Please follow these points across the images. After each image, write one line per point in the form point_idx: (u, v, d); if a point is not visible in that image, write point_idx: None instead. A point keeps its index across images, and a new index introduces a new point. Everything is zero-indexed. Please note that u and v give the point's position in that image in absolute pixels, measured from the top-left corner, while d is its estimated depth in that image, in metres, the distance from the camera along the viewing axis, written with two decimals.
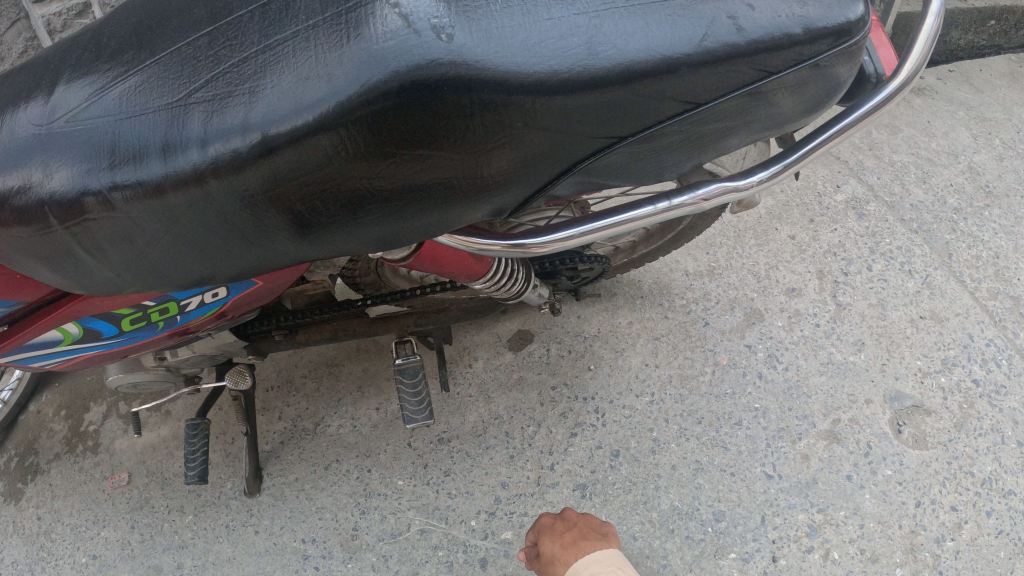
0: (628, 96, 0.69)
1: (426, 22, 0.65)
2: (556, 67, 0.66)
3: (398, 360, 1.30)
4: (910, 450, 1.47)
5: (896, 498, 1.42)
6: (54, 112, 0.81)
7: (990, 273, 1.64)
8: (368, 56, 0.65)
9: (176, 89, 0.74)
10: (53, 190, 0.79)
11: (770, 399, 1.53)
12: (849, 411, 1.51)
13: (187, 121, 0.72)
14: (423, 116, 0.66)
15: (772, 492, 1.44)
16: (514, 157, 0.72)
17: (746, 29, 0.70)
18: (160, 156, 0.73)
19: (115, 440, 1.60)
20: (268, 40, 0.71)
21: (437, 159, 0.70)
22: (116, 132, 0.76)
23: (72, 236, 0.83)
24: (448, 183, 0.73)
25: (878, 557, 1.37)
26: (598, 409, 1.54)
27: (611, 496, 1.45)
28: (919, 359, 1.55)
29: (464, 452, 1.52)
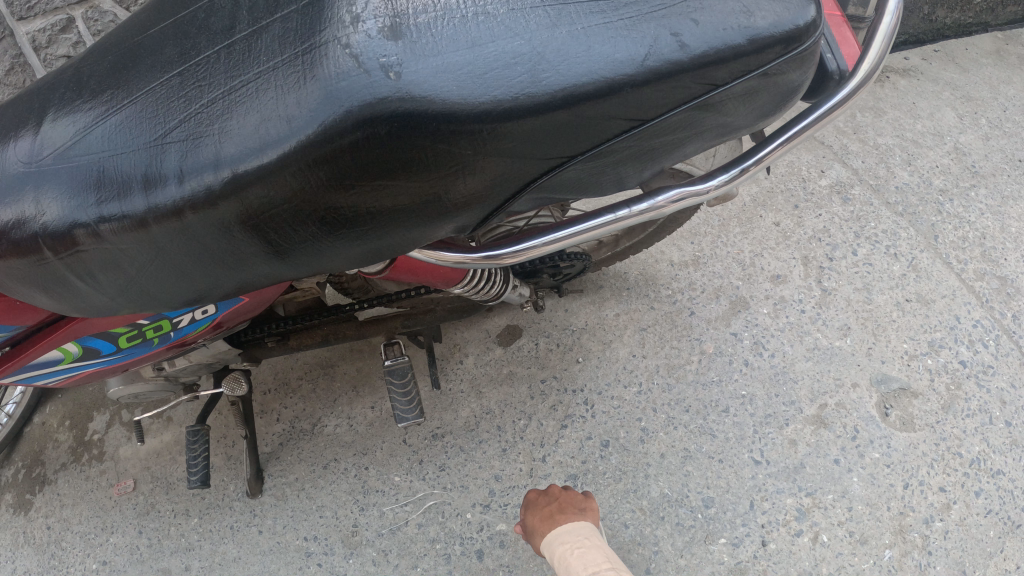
0: (576, 119, 0.73)
1: (375, 62, 0.69)
2: (501, 96, 0.69)
3: (387, 361, 1.34)
4: (898, 433, 1.49)
5: (884, 481, 1.45)
6: (47, 148, 0.90)
7: (977, 253, 1.65)
8: (325, 97, 0.69)
9: (149, 131, 0.81)
10: (47, 221, 0.89)
11: (757, 385, 1.55)
12: (836, 395, 1.53)
13: (162, 158, 0.79)
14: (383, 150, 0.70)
15: (760, 477, 1.46)
16: (471, 180, 0.76)
17: (689, 46, 0.75)
18: (136, 193, 0.81)
19: (119, 447, 1.65)
20: (232, 81, 0.77)
21: (396, 186, 0.74)
22: (100, 169, 0.84)
23: (65, 263, 0.92)
24: (412, 206, 0.77)
25: (867, 539, 1.41)
26: (587, 401, 1.56)
27: (602, 485, 1.48)
28: (905, 343, 1.57)
29: (457, 447, 1.55)
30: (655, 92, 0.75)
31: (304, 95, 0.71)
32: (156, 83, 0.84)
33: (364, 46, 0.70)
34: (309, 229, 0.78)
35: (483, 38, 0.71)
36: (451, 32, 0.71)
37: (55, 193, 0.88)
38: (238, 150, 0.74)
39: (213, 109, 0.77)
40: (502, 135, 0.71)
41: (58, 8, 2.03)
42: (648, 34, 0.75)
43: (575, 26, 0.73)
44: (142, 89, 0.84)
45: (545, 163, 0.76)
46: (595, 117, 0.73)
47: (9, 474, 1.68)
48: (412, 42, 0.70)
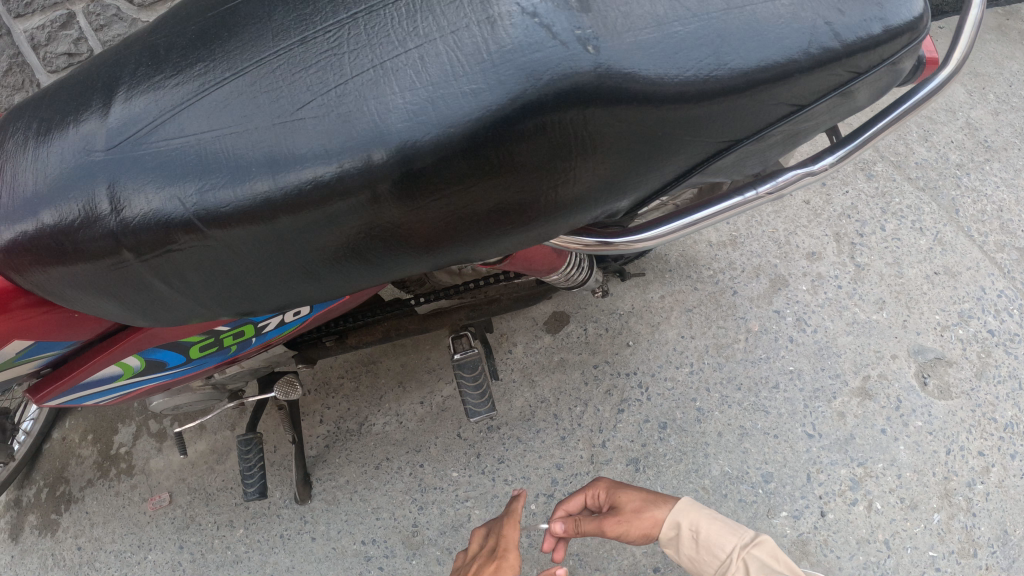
0: (755, 98, 0.69)
1: (570, 33, 0.62)
2: (692, 77, 0.64)
3: (456, 354, 1.29)
4: (937, 401, 1.56)
5: (928, 448, 1.52)
6: (123, 130, 0.75)
7: (995, 226, 1.73)
8: (515, 67, 0.61)
9: (274, 108, 0.68)
10: (131, 216, 0.74)
11: (804, 360, 1.58)
12: (878, 366, 1.58)
13: (293, 137, 0.66)
14: (568, 132, 0.63)
15: (814, 450, 1.50)
16: (642, 164, 0.69)
17: (842, 33, 0.73)
18: (261, 178, 0.68)
19: (150, 460, 1.60)
20: (382, 48, 0.65)
21: (571, 171, 0.66)
22: (207, 151, 0.70)
23: (149, 265, 0.77)
24: (577, 197, 0.69)
25: (917, 504, 1.47)
26: (641, 383, 1.56)
27: (664, 467, 1.48)
28: (938, 314, 1.63)
29: (515, 438, 1.52)
30: (825, 72, 0.73)
31: (480, 70, 0.62)
32: (271, 52, 0.71)
33: (550, 17, 0.62)
34: (462, 227, 0.69)
35: (667, 18, 0.65)
36: (637, 6, 0.65)
37: (143, 181, 0.73)
38: (401, 126, 0.63)
39: (363, 82, 0.65)
40: (686, 115, 0.66)
41: (58, 4, 2.09)
42: (814, 15, 0.72)
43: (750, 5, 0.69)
44: (254, 59, 0.71)
45: (713, 146, 0.72)
46: (771, 95, 0.70)
47: (30, 494, 1.63)
48: (602, 15, 0.63)
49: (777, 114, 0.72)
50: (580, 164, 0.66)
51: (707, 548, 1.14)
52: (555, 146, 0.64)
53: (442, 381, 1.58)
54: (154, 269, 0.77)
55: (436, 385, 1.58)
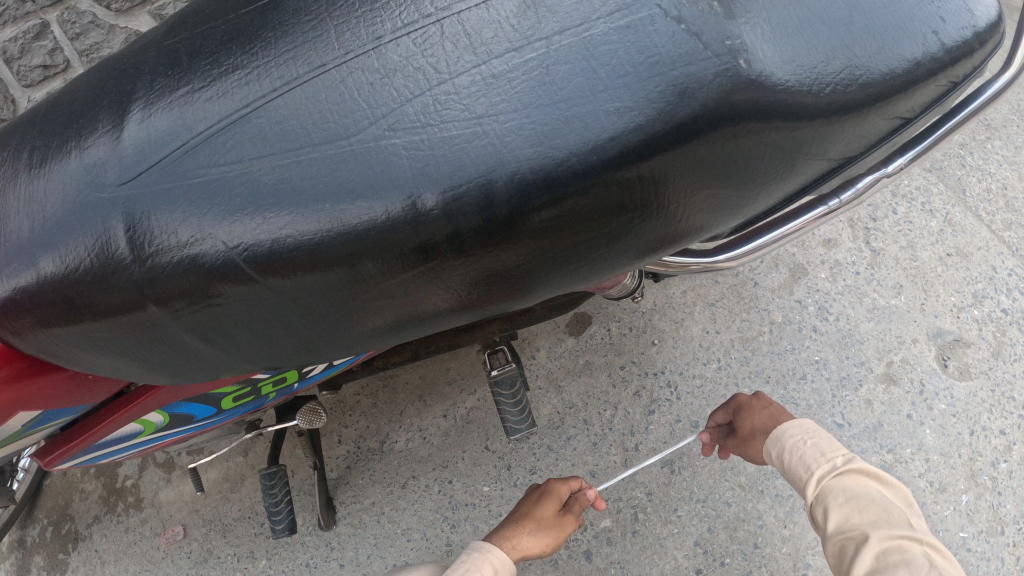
0: (860, 112, 0.64)
1: (720, 44, 0.58)
2: (834, 94, 0.61)
3: (494, 372, 1.18)
4: (958, 382, 1.57)
5: (953, 429, 1.53)
6: (145, 158, 0.62)
7: (1001, 204, 1.73)
8: (668, 85, 0.56)
9: (350, 128, 0.59)
10: (164, 264, 0.61)
11: (828, 349, 1.57)
12: (899, 352, 1.58)
13: (382, 165, 0.58)
14: (676, 163, 0.58)
15: (844, 440, 1.50)
16: (760, 178, 0.63)
17: (961, 31, 0.70)
18: (339, 210, 0.58)
19: (159, 492, 1.63)
20: (482, 60, 0.59)
21: (686, 197, 0.61)
22: (266, 183, 0.59)
23: (183, 321, 0.64)
24: (674, 231, 0.64)
25: (946, 486, 1.49)
26: (670, 382, 1.52)
27: (699, 467, 1.46)
28: (953, 296, 1.64)
29: (545, 447, 1.49)
30: (936, 79, 0.68)
31: (597, 98, 0.57)
32: (339, 62, 0.61)
33: (667, 37, 0.57)
34: (570, 263, 0.62)
35: (807, 24, 0.62)
36: (752, 21, 0.60)
37: (180, 221, 0.60)
38: (514, 158, 0.56)
39: (462, 102, 0.58)
40: (792, 136, 0.61)
41: (31, 15, 2.12)
42: (920, 18, 0.67)
43: (858, 11, 0.65)
44: (315, 71, 0.61)
45: (814, 167, 0.66)
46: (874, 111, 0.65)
47: (36, 533, 1.66)
48: (748, 23, 0.59)
49: (878, 129, 0.67)
50: (682, 196, 0.60)
51: (800, 464, 1.03)
52: (662, 180, 0.59)
53: (463, 394, 1.57)
54: (194, 326, 0.64)
55: (456, 399, 1.57)
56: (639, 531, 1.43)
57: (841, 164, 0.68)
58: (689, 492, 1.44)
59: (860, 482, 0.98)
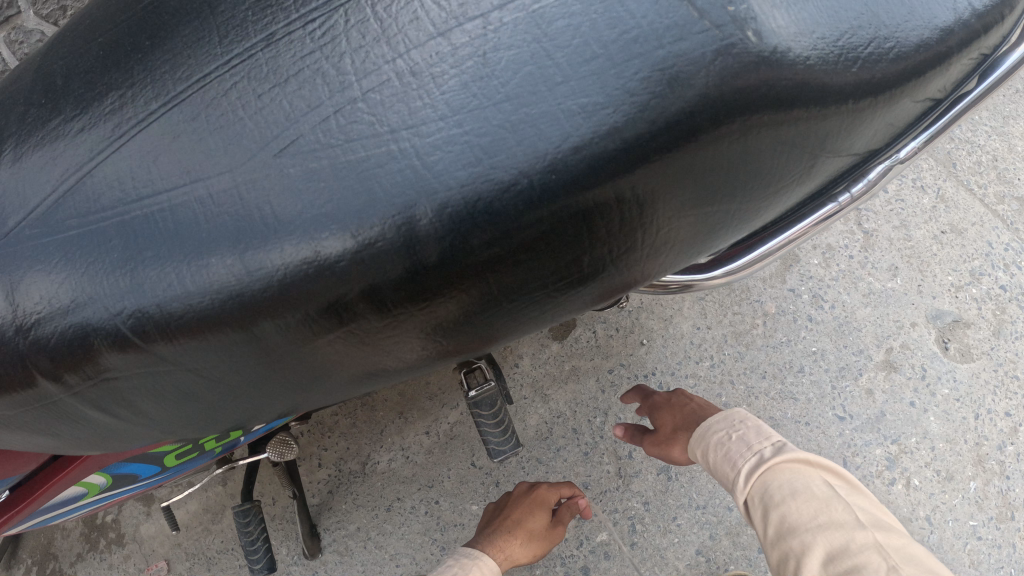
0: (852, 120, 0.57)
1: (721, 11, 0.50)
2: (858, 75, 0.56)
3: (471, 393, 1.09)
4: (960, 364, 1.51)
5: (957, 414, 1.47)
6: (21, 211, 0.55)
7: (993, 176, 1.68)
8: (658, 73, 0.49)
9: (236, 161, 0.52)
10: (46, 335, 0.54)
11: (826, 339, 1.51)
12: (899, 337, 1.52)
13: (283, 199, 0.51)
14: (650, 192, 0.51)
15: (847, 433, 1.44)
16: (761, 179, 0.56)
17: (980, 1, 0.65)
18: (237, 258, 0.51)
19: (140, 527, 1.55)
20: (392, 65, 0.51)
21: (678, 209, 0.54)
22: (150, 232, 0.52)
23: (83, 396, 0.57)
24: (649, 262, 0.58)
25: (953, 474, 1.43)
26: (662, 384, 1.45)
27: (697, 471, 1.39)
28: (950, 275, 1.57)
29: (534, 459, 1.43)
30: (937, 62, 0.61)
31: (558, 104, 0.49)
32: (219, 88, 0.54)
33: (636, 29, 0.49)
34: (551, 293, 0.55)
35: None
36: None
37: (59, 284, 0.53)
38: (472, 178, 0.49)
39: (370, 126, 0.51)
40: (778, 152, 0.55)
41: None
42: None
43: None
44: (191, 103, 0.54)
45: (803, 182, 0.60)
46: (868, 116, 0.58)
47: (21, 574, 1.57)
48: None
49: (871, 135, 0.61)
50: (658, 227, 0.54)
51: (724, 460, 0.99)
52: (634, 206, 0.52)
53: (445, 408, 1.49)
54: (99, 396, 0.57)
55: (440, 413, 1.49)
56: (638, 542, 1.37)
57: (852, 155, 0.62)
58: (688, 499, 1.38)
59: (797, 473, 0.93)
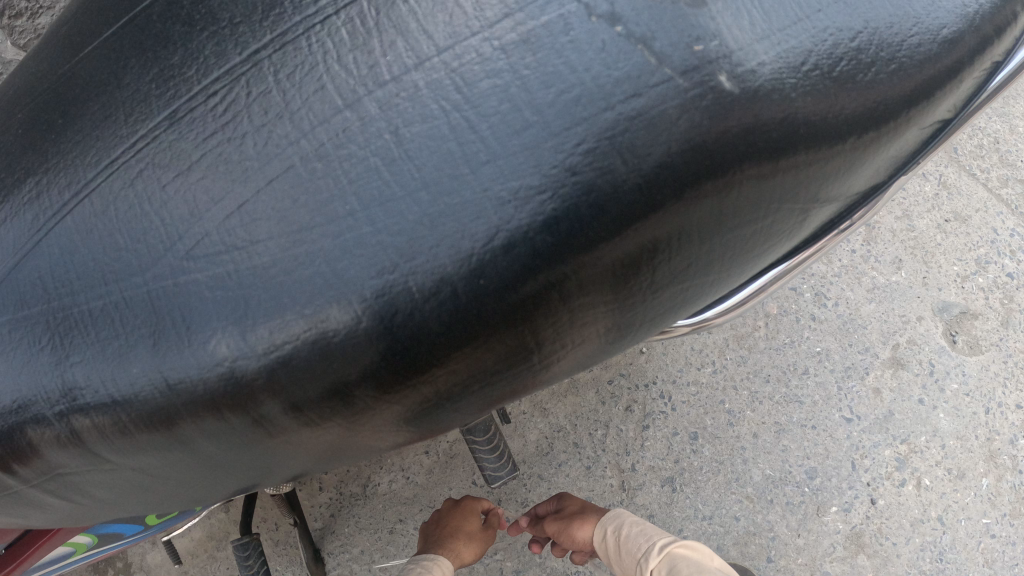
0: (841, 162, 0.54)
1: (685, 53, 0.48)
2: (848, 110, 0.52)
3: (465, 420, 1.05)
4: (968, 358, 1.47)
5: (967, 409, 1.44)
6: None
7: (995, 160, 1.63)
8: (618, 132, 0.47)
9: (167, 244, 0.52)
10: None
11: (831, 339, 1.46)
12: (905, 333, 1.47)
13: (213, 283, 0.50)
14: (611, 258, 0.49)
15: (855, 435, 1.40)
16: (738, 230, 0.53)
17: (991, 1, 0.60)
18: (174, 345, 0.51)
19: (145, 556, 1.54)
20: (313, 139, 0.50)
21: (647, 270, 0.51)
22: (90, 322, 0.53)
23: (47, 484, 0.58)
24: (628, 324, 0.55)
25: (964, 472, 1.40)
26: (663, 393, 1.43)
27: (702, 482, 1.37)
28: (956, 265, 1.53)
29: (537, 476, 1.40)
30: (930, 90, 0.57)
31: (527, 176, 0.47)
32: (157, 166, 0.53)
33: (606, 90, 0.47)
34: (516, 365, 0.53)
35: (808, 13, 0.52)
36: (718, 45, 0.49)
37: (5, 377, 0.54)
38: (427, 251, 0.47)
39: (315, 207, 0.50)
40: (763, 201, 0.52)
41: None
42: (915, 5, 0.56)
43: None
44: (132, 184, 0.54)
45: (789, 231, 0.57)
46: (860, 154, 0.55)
47: None
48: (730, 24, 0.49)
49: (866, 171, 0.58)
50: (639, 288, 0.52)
51: (636, 535, 1.14)
52: (595, 274, 0.49)
53: None
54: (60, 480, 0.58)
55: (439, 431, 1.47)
56: None
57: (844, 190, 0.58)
58: (694, 510, 1.35)
59: (687, 560, 1.09)
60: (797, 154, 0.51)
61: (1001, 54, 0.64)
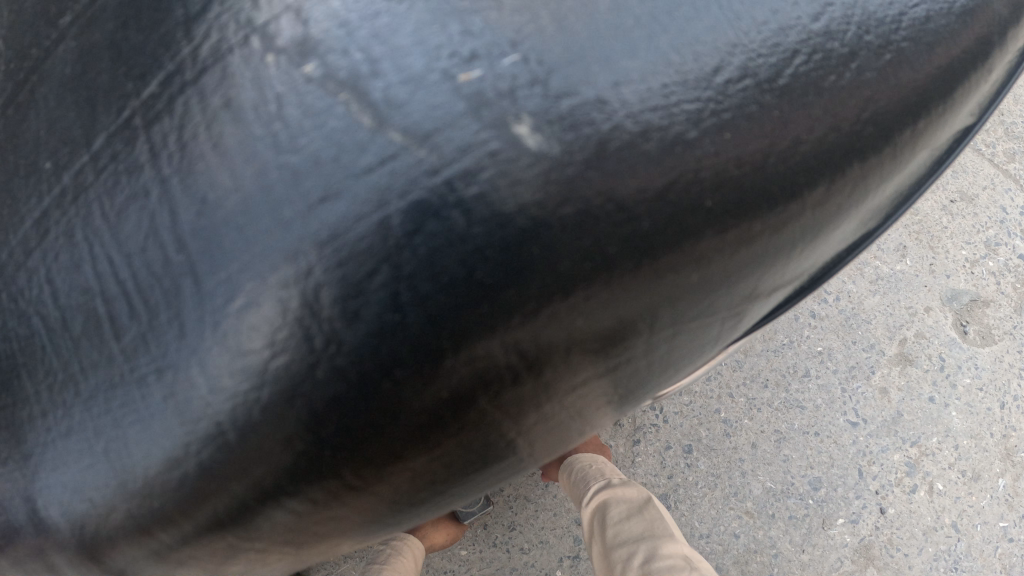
0: (798, 240, 0.51)
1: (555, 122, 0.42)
2: (803, 180, 0.48)
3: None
4: (981, 349, 1.36)
5: (981, 405, 1.34)
6: None
7: (1000, 133, 1.51)
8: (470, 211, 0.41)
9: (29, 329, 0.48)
10: None
11: (833, 337, 1.35)
12: (913, 326, 1.36)
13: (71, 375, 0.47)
14: (547, 365, 0.45)
15: (861, 440, 1.31)
16: (690, 320, 0.49)
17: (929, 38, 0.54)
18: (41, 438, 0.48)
19: None
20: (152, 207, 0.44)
21: (589, 371, 0.48)
22: None
23: None
24: (574, 420, 0.52)
25: (979, 473, 1.31)
26: (654, 404, 1.34)
27: (698, 498, 1.29)
28: (964, 249, 1.42)
29: (523, 498, 1.34)
30: (896, 153, 0.54)
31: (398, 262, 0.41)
32: (38, 239, 0.48)
33: (516, 149, 0.41)
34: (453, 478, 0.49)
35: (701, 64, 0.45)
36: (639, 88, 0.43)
37: None
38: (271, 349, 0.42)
39: (185, 280, 0.43)
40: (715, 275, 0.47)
41: None
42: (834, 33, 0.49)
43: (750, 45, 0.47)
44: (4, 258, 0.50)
45: (745, 309, 0.54)
46: (819, 213, 0.51)
47: None
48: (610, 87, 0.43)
49: (828, 228, 0.53)
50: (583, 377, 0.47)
51: (582, 483, 1.17)
52: (532, 382, 0.45)
53: None
54: None
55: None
56: None
57: (804, 264, 0.56)
58: (691, 528, 1.28)
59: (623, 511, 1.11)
60: (751, 238, 0.48)
61: (970, 108, 0.62)
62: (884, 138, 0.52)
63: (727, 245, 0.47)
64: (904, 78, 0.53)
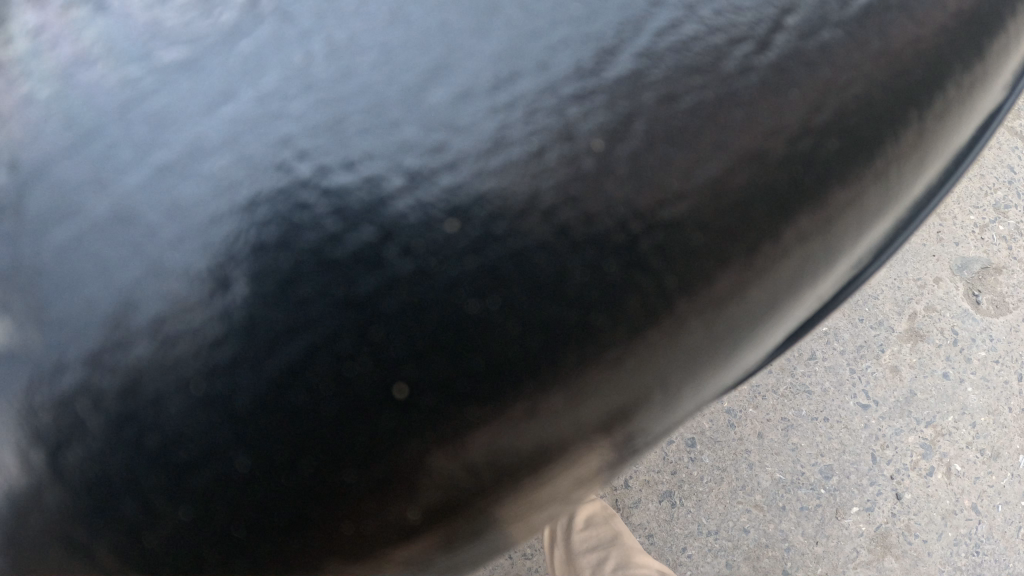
0: (770, 305, 0.51)
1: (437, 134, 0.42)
2: (774, 246, 0.48)
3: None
4: (994, 319, 1.29)
5: (997, 379, 1.27)
6: None
7: None
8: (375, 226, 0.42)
9: None
10: None
11: (839, 315, 1.27)
12: (922, 299, 1.28)
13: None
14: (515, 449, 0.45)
15: (873, 423, 1.24)
16: (668, 393, 0.49)
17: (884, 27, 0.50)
18: None
19: None
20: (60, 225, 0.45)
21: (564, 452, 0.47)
22: None
23: None
24: (556, 495, 0.52)
25: (999, 451, 1.25)
26: None
27: (704, 493, 1.23)
28: (972, 214, 1.32)
29: None
30: (871, 210, 0.54)
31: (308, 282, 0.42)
32: None
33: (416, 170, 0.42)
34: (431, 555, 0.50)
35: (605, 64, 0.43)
36: (563, 65, 0.43)
37: None
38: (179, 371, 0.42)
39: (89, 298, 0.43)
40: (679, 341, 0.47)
41: None
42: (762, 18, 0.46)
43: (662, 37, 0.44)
44: None
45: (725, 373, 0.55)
46: (789, 263, 0.50)
47: None
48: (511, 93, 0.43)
49: (800, 281, 0.53)
50: (552, 452, 0.47)
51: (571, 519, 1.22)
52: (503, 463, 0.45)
53: None
54: None
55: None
56: None
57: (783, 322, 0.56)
58: (698, 525, 1.22)
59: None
60: (722, 310, 0.47)
61: (949, 148, 0.62)
62: (859, 194, 0.51)
63: (691, 309, 0.46)
64: (869, 73, 0.49)
